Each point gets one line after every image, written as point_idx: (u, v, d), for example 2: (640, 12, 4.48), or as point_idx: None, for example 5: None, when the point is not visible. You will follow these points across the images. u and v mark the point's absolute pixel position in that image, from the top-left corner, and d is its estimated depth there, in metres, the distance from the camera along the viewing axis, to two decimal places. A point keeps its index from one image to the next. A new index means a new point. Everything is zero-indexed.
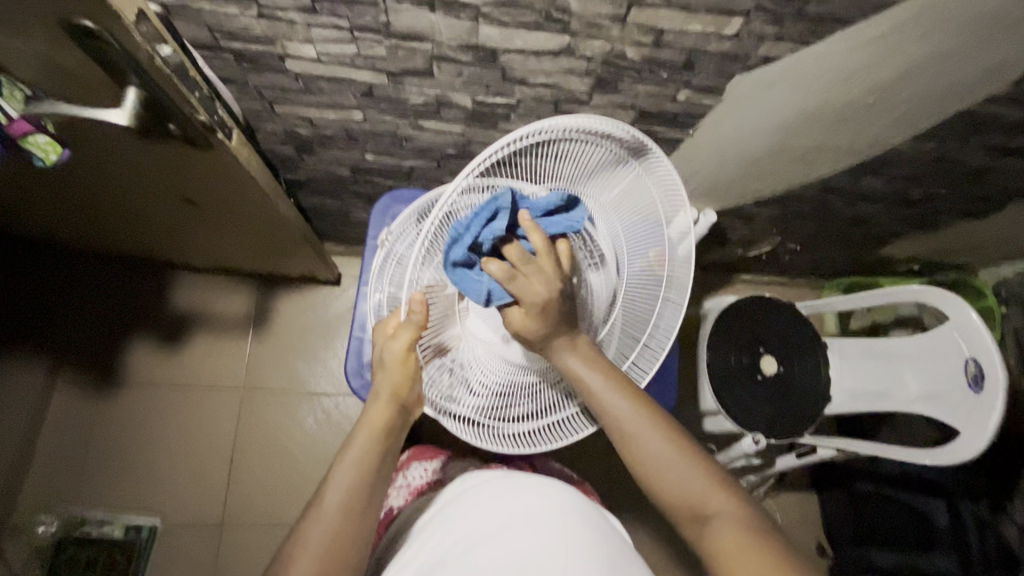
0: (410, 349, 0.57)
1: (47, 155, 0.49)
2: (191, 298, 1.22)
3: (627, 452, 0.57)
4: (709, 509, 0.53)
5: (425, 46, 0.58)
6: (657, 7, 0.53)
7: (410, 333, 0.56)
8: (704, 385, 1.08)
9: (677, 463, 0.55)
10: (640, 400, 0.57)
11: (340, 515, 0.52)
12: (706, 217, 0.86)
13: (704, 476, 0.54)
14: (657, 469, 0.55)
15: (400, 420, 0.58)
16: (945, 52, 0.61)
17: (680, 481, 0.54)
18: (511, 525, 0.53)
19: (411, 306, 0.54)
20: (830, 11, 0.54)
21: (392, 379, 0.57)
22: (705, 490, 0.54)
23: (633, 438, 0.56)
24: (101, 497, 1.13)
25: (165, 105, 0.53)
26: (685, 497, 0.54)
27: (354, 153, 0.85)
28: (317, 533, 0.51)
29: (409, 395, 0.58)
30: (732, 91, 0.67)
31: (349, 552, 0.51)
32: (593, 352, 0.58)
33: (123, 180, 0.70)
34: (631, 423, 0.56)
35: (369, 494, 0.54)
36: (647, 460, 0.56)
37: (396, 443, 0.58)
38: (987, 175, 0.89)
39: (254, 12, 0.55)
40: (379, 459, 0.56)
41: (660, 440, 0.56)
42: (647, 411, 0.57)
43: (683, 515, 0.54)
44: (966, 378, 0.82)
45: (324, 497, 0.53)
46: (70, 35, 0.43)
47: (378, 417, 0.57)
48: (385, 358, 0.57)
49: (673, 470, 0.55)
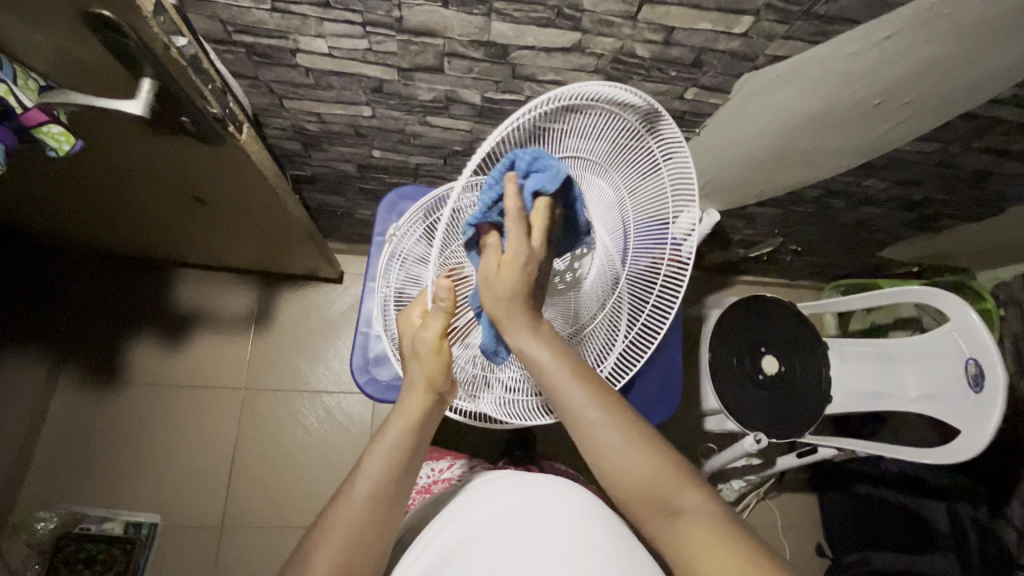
0: (443, 338, 0.55)
1: (60, 146, 0.49)
2: (195, 295, 1.23)
3: (587, 445, 0.54)
4: (675, 501, 0.51)
5: (437, 42, 0.59)
6: (668, 4, 0.53)
7: (442, 320, 0.54)
8: (707, 385, 1.07)
9: (637, 453, 0.52)
10: (599, 391, 0.55)
11: (368, 507, 0.52)
12: (711, 215, 0.89)
13: (667, 467, 0.52)
14: (614, 460, 0.52)
15: (434, 412, 0.57)
16: (950, 55, 0.61)
17: (645, 472, 0.52)
18: (522, 524, 0.53)
19: (440, 293, 0.52)
20: (838, 11, 0.55)
21: (427, 368, 0.56)
22: (668, 480, 0.52)
23: (594, 428, 0.53)
24: (102, 493, 1.12)
25: (178, 98, 0.53)
26: (647, 489, 0.52)
27: (362, 150, 0.85)
28: (343, 525, 0.50)
29: (443, 384, 0.57)
30: (740, 91, 0.67)
31: (379, 537, 0.52)
32: (553, 337, 0.56)
33: (132, 175, 0.70)
34: (591, 412, 0.53)
35: (399, 482, 0.54)
36: (608, 452, 0.53)
37: (429, 437, 0.57)
38: (989, 179, 0.90)
39: (268, 6, 0.55)
40: (411, 453, 0.55)
41: (620, 434, 0.53)
42: (606, 402, 0.54)
43: (645, 506, 0.52)
44: (966, 378, 0.83)
45: (355, 486, 0.53)
46: (89, 26, 0.43)
47: (413, 410, 0.56)
48: (419, 349, 0.55)
49: (633, 461, 0.52)
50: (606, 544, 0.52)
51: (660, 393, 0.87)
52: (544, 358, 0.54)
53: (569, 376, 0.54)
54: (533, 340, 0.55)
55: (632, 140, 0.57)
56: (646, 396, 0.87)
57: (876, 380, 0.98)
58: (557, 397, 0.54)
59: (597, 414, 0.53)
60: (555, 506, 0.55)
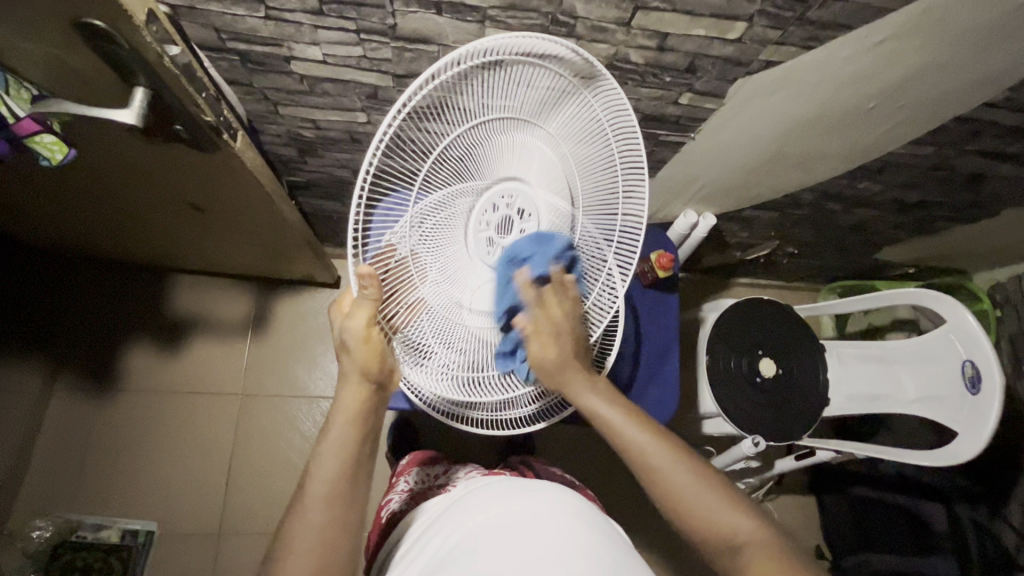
0: (370, 325, 0.54)
1: (54, 154, 0.49)
2: (191, 301, 1.23)
3: (652, 487, 0.57)
4: (739, 538, 0.53)
5: (431, 49, 0.59)
6: (662, 11, 0.53)
7: (370, 308, 0.54)
8: (705, 388, 1.06)
9: (701, 492, 0.55)
10: (656, 432, 0.59)
11: (324, 509, 0.51)
12: (705, 221, 0.90)
13: (726, 501, 0.55)
14: (679, 497, 0.55)
15: (374, 401, 0.56)
16: (943, 60, 0.62)
17: (708, 509, 0.55)
18: (510, 530, 0.53)
19: (362, 281, 0.52)
20: (831, 16, 0.55)
21: (358, 360, 0.55)
22: (728, 515, 0.54)
23: (657, 470, 0.57)
24: (97, 501, 1.12)
25: (172, 106, 0.53)
26: (713, 529, 0.54)
27: (357, 155, 0.85)
28: (306, 531, 0.50)
29: (379, 371, 0.55)
30: (734, 96, 0.67)
31: (343, 537, 0.51)
32: (609, 390, 0.61)
33: (125, 182, 0.70)
34: (653, 453, 0.57)
35: (355, 477, 0.53)
36: (672, 489, 0.56)
37: (374, 424, 0.57)
38: (983, 181, 0.90)
39: (261, 14, 0.55)
40: (361, 446, 0.55)
41: (686, 471, 0.56)
42: (663, 443, 0.58)
43: (716, 548, 0.54)
44: (964, 380, 0.83)
45: (308, 488, 0.52)
46: (81, 36, 0.43)
47: (350, 401, 0.55)
48: (347, 341, 0.54)
49: (701, 501, 0.55)
50: (595, 547, 0.53)
51: (658, 398, 0.87)
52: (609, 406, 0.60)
53: (626, 420, 0.59)
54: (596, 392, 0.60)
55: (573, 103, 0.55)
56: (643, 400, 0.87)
57: (874, 381, 0.98)
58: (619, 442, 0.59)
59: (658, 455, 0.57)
60: (542, 511, 0.55)
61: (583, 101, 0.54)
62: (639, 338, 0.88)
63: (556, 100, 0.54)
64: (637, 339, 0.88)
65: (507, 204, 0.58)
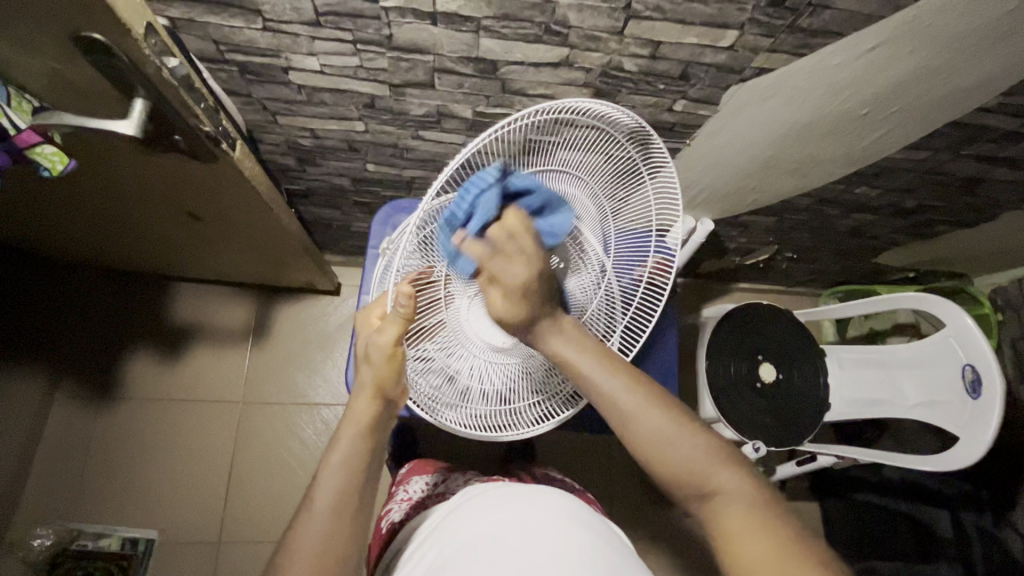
0: (397, 344, 0.55)
1: (54, 165, 0.51)
2: (193, 309, 1.23)
3: (622, 432, 0.55)
4: (714, 483, 0.51)
5: (426, 59, 0.60)
6: (654, 20, 0.54)
7: (398, 326, 0.54)
8: (705, 393, 1.06)
9: (679, 438, 0.53)
10: (633, 377, 0.56)
11: (331, 518, 0.51)
12: (704, 227, 0.91)
13: (704, 450, 0.52)
14: (651, 445, 0.53)
15: (384, 414, 0.57)
16: (935, 65, 0.62)
17: (681, 455, 0.52)
18: (506, 534, 0.53)
19: (399, 300, 0.52)
20: (821, 24, 0.55)
21: (377, 373, 0.56)
22: (705, 462, 0.52)
23: (629, 415, 0.54)
24: (98, 510, 1.12)
25: (170, 116, 0.53)
26: (688, 474, 0.52)
27: (356, 163, 0.85)
28: (309, 539, 0.50)
29: (393, 388, 0.56)
30: (728, 103, 0.68)
31: (346, 547, 0.51)
32: (580, 334, 0.57)
33: (125, 191, 0.71)
34: (625, 398, 0.54)
35: (362, 488, 0.54)
36: (644, 438, 0.53)
37: (383, 438, 0.57)
38: (979, 186, 0.90)
39: (259, 26, 0.56)
40: (368, 458, 0.55)
41: (662, 417, 0.53)
42: (640, 387, 0.55)
43: (689, 492, 0.52)
44: (963, 384, 0.83)
45: (314, 499, 0.52)
46: (80, 49, 0.44)
47: (363, 416, 0.56)
48: (371, 353, 0.55)
49: (677, 448, 0.52)
50: (596, 551, 0.52)
51: None
52: (578, 356, 0.56)
53: (600, 365, 0.55)
54: (562, 341, 0.56)
55: (624, 167, 0.58)
56: None
57: (874, 387, 0.98)
58: (591, 387, 0.55)
59: (632, 402, 0.54)
60: (538, 513, 0.55)
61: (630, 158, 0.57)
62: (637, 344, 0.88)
63: (612, 162, 0.57)
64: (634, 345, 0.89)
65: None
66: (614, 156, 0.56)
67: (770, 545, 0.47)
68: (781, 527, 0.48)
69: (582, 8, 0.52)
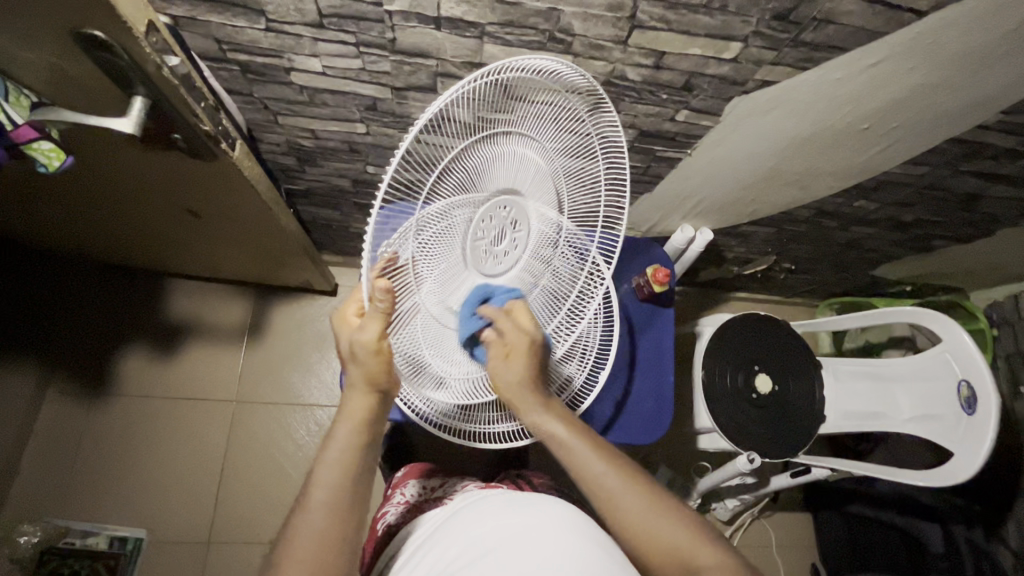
0: (384, 338, 0.52)
1: (50, 161, 0.50)
2: (188, 306, 1.23)
3: (605, 510, 0.54)
4: (696, 561, 0.51)
5: (429, 63, 0.59)
6: (658, 30, 0.54)
7: (381, 322, 0.50)
8: (701, 403, 1.05)
9: (657, 518, 0.53)
10: (611, 456, 0.57)
11: (328, 515, 0.50)
12: (704, 235, 0.92)
13: (688, 526, 0.53)
14: (637, 523, 0.53)
15: (380, 408, 0.55)
16: (936, 82, 0.62)
17: (665, 534, 0.52)
18: (513, 538, 0.53)
19: (376, 295, 0.47)
20: (825, 38, 0.55)
21: (367, 370, 0.53)
22: (688, 541, 0.52)
23: (612, 494, 0.54)
24: (86, 507, 1.11)
25: (170, 115, 0.53)
26: (673, 554, 0.52)
27: (357, 165, 0.85)
28: (306, 536, 0.49)
29: (387, 381, 0.54)
30: (731, 113, 0.68)
31: (343, 541, 0.50)
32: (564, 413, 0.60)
33: (123, 188, 0.70)
34: (609, 477, 0.55)
35: (359, 482, 0.53)
36: (628, 516, 0.53)
37: (379, 432, 0.56)
38: (978, 201, 0.90)
39: (262, 26, 0.56)
40: (365, 452, 0.54)
41: (642, 496, 0.54)
42: (620, 467, 0.56)
43: (673, 573, 0.51)
44: (959, 400, 0.83)
45: (310, 495, 0.51)
46: (80, 45, 0.44)
47: (357, 410, 0.54)
48: (357, 351, 0.52)
49: (659, 529, 0.52)
50: (600, 557, 0.53)
51: (653, 413, 0.86)
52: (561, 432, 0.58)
53: (584, 446, 0.57)
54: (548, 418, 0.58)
55: (571, 121, 0.55)
56: (639, 415, 0.86)
57: (870, 400, 0.98)
58: (575, 466, 0.57)
59: (614, 480, 0.55)
60: (542, 520, 0.55)
61: (575, 111, 0.54)
62: (634, 351, 0.88)
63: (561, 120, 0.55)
64: (632, 353, 0.88)
65: (502, 214, 0.55)
66: (561, 106, 0.54)
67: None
68: None
69: (587, 16, 0.52)
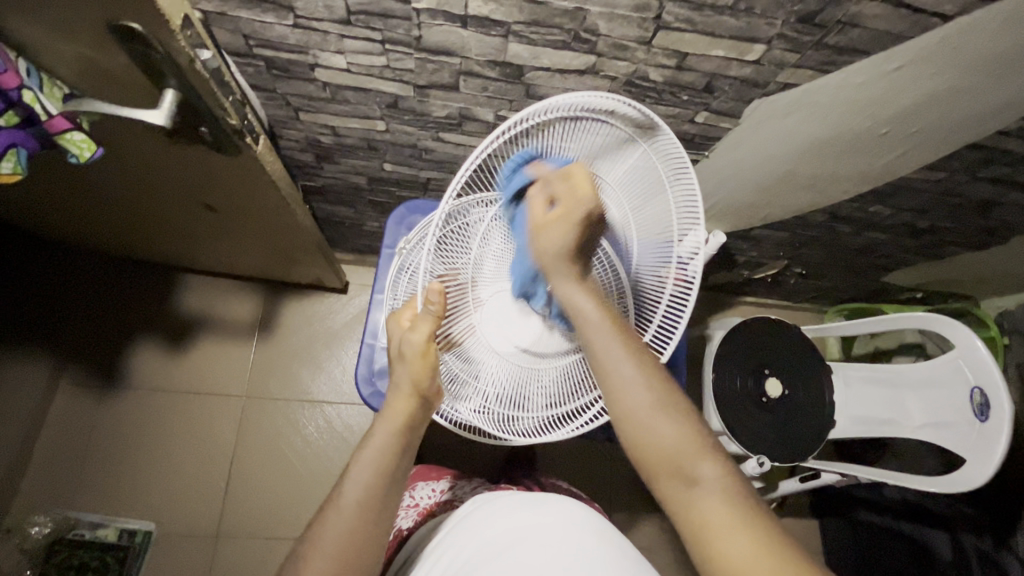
0: (431, 341, 0.55)
1: (82, 152, 0.51)
2: (200, 301, 1.23)
3: (611, 396, 0.53)
4: (695, 468, 0.49)
5: (453, 61, 0.60)
6: (683, 31, 0.54)
7: (431, 323, 0.55)
8: (710, 406, 1.06)
9: (663, 418, 0.51)
10: (635, 347, 0.54)
11: (357, 515, 0.51)
12: (716, 238, 0.90)
13: (693, 438, 0.51)
14: (642, 418, 0.51)
15: (421, 413, 0.56)
16: (957, 87, 0.62)
17: (666, 437, 0.50)
18: (534, 539, 0.53)
19: (429, 297, 0.53)
20: (848, 41, 0.55)
21: (412, 372, 0.55)
22: (689, 448, 0.50)
23: (624, 380, 0.53)
24: (96, 499, 1.12)
25: (199, 109, 0.54)
26: (670, 456, 0.50)
27: (374, 163, 0.86)
28: (334, 533, 0.50)
29: (431, 387, 0.56)
30: (750, 116, 0.68)
31: (369, 542, 0.51)
32: (595, 296, 0.56)
33: (144, 181, 0.71)
34: (624, 366, 0.53)
35: (391, 486, 0.53)
36: (635, 409, 0.52)
37: (417, 437, 0.56)
38: (993, 208, 0.90)
39: (290, 22, 0.56)
40: (400, 455, 0.54)
41: (653, 391, 0.52)
42: (640, 358, 0.54)
43: (664, 475, 0.50)
44: (972, 407, 0.83)
45: (344, 491, 0.52)
46: (116, 37, 0.44)
47: (400, 412, 0.55)
48: (404, 351, 0.55)
49: (663, 425, 0.51)
50: (618, 560, 0.53)
51: None
52: (589, 310, 0.55)
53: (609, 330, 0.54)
54: (581, 294, 0.56)
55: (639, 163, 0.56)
56: None
57: (881, 406, 0.98)
58: (591, 347, 0.54)
59: (631, 371, 0.53)
60: (562, 521, 0.55)
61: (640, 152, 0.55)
62: None
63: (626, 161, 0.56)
64: None
65: None
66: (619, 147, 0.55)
67: (758, 540, 0.45)
68: (766, 529, 0.46)
69: (613, 16, 0.52)
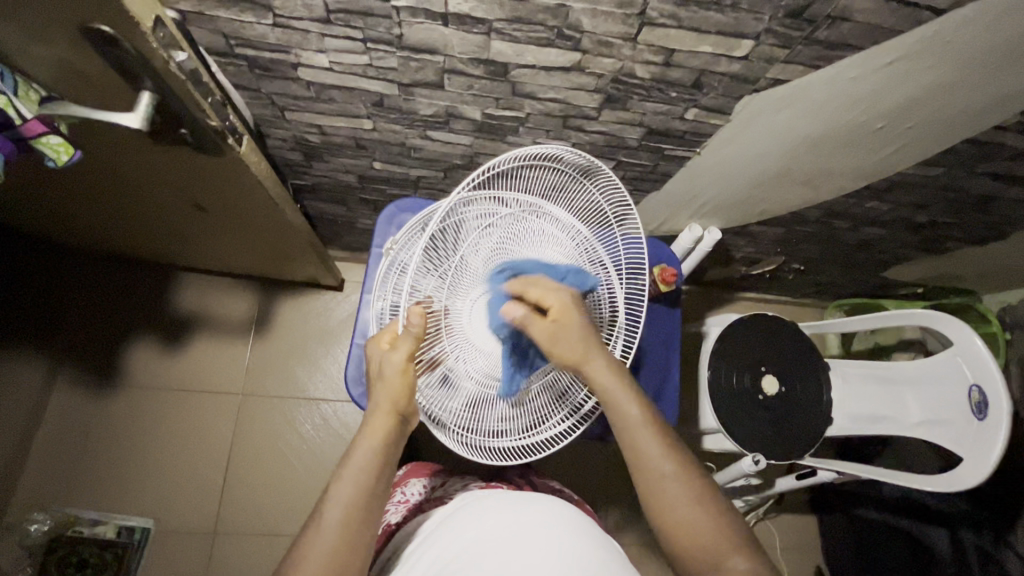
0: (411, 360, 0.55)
1: (60, 156, 0.50)
2: (195, 299, 1.23)
3: (648, 488, 0.54)
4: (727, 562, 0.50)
5: (436, 59, 0.59)
6: (668, 27, 0.53)
7: (411, 344, 0.54)
8: (705, 403, 1.05)
9: (702, 516, 0.52)
10: (670, 440, 0.56)
11: (340, 532, 0.50)
12: (711, 235, 0.90)
13: (724, 532, 0.52)
14: (676, 514, 0.52)
15: (400, 431, 0.55)
16: (953, 82, 0.61)
17: (699, 532, 0.52)
18: (515, 535, 0.53)
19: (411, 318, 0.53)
20: (840, 35, 0.54)
21: (391, 391, 0.55)
22: (722, 543, 0.51)
23: (660, 474, 0.54)
24: (94, 497, 1.12)
25: (178, 109, 0.53)
26: (705, 549, 0.51)
27: (363, 161, 0.85)
28: (318, 552, 0.49)
29: (410, 406, 0.55)
30: (741, 112, 0.67)
31: (353, 559, 0.50)
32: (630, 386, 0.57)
33: (129, 181, 0.71)
34: (662, 460, 0.54)
35: (372, 500, 0.52)
36: (670, 503, 0.53)
37: (398, 452, 0.55)
38: (992, 204, 0.89)
39: (269, 21, 0.56)
40: (381, 469, 0.53)
41: (687, 486, 0.53)
42: (674, 451, 0.55)
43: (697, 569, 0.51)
44: (969, 405, 0.82)
45: (325, 512, 0.51)
46: (89, 40, 0.44)
47: (377, 429, 0.54)
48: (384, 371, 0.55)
49: (696, 520, 0.52)
50: (598, 554, 0.53)
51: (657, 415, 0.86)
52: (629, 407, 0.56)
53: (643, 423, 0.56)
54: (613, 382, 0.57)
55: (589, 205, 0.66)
56: None
57: (876, 402, 0.96)
58: (628, 442, 0.56)
59: (668, 466, 0.54)
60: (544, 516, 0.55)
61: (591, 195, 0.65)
62: (638, 351, 0.88)
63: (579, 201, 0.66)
64: (637, 353, 0.87)
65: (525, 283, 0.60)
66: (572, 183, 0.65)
67: None
68: None
69: (596, 13, 0.51)
